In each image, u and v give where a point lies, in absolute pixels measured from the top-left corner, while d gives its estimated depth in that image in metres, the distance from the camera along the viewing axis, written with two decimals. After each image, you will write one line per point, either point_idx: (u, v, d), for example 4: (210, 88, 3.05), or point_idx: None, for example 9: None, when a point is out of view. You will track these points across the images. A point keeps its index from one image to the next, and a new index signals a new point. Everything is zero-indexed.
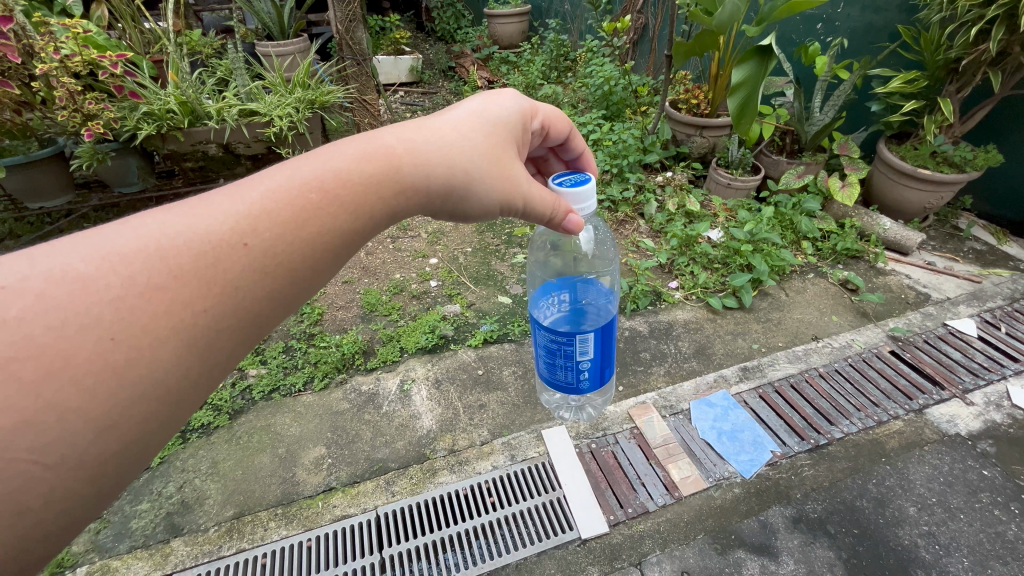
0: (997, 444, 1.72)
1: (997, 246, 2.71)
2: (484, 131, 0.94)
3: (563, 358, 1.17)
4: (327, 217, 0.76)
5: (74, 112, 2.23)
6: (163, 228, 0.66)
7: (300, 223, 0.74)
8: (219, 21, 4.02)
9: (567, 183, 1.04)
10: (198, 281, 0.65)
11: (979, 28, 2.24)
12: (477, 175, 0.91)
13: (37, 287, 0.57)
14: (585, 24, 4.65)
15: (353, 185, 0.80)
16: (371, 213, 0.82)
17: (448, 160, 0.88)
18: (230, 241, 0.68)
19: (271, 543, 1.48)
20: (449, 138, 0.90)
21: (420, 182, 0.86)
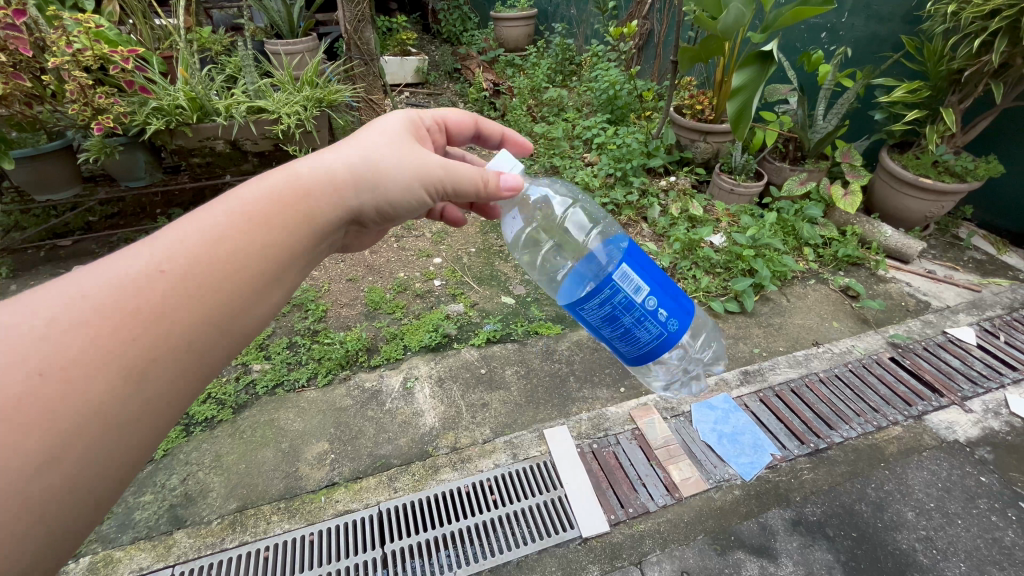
0: (995, 451, 1.73)
1: (997, 255, 2.73)
2: (376, 133, 0.99)
3: (631, 314, 1.07)
4: (247, 234, 0.77)
5: (84, 106, 2.25)
6: (60, 288, 0.64)
7: (213, 244, 0.74)
8: (228, 19, 4.05)
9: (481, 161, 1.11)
10: (128, 308, 0.64)
11: (982, 40, 2.26)
12: (396, 168, 0.96)
13: None
14: (591, 29, 4.69)
15: (269, 204, 0.81)
16: (296, 224, 0.83)
17: (364, 161, 0.93)
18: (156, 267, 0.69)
19: (274, 537, 1.49)
20: (354, 147, 0.94)
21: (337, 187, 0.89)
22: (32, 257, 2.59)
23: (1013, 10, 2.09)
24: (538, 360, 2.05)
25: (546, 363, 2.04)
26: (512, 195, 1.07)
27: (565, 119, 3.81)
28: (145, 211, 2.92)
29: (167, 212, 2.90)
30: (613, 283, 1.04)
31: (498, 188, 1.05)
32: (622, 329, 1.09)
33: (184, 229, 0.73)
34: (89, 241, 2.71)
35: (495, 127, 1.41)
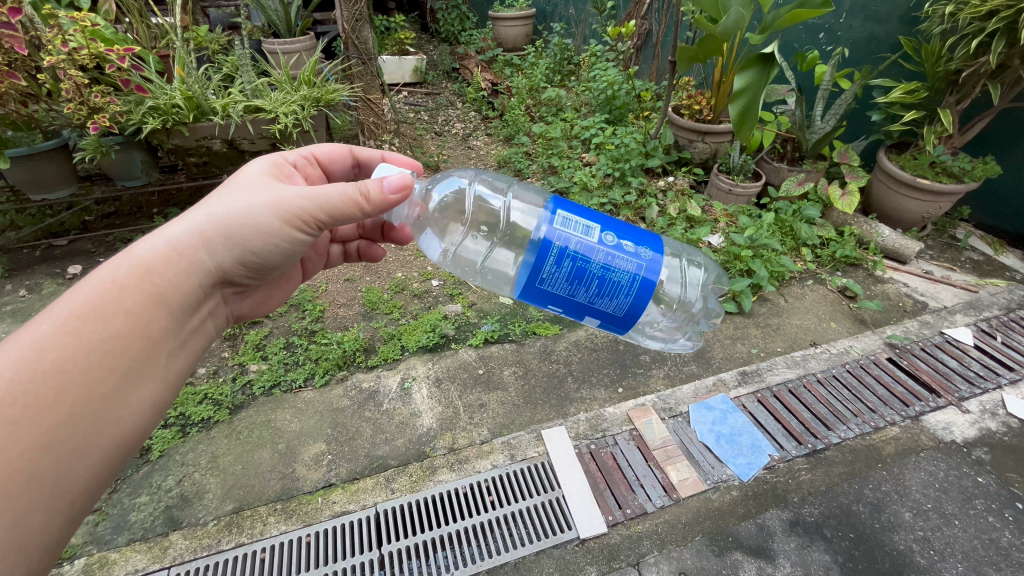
0: (992, 452, 1.74)
1: (993, 256, 2.74)
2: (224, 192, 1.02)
3: (593, 260, 1.07)
4: (85, 334, 0.82)
5: (80, 105, 2.23)
6: None
7: (42, 354, 0.78)
8: (225, 17, 4.03)
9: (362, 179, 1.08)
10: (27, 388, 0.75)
11: (980, 41, 2.27)
12: (244, 223, 0.98)
13: None
14: (589, 29, 4.69)
15: (109, 299, 0.85)
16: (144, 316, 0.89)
17: (227, 215, 0.97)
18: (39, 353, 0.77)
19: (270, 538, 1.48)
20: (195, 217, 0.97)
21: (178, 266, 0.94)
22: (27, 257, 2.58)
23: (1011, 11, 2.09)
24: (536, 361, 2.05)
25: (544, 364, 2.04)
26: (399, 196, 1.04)
27: (563, 119, 3.80)
28: (141, 211, 2.91)
29: (164, 211, 2.89)
30: (557, 233, 1.06)
31: (381, 192, 1.02)
32: (596, 280, 1.08)
33: (16, 345, 0.77)
34: (85, 241, 2.69)
35: (373, 153, 1.44)
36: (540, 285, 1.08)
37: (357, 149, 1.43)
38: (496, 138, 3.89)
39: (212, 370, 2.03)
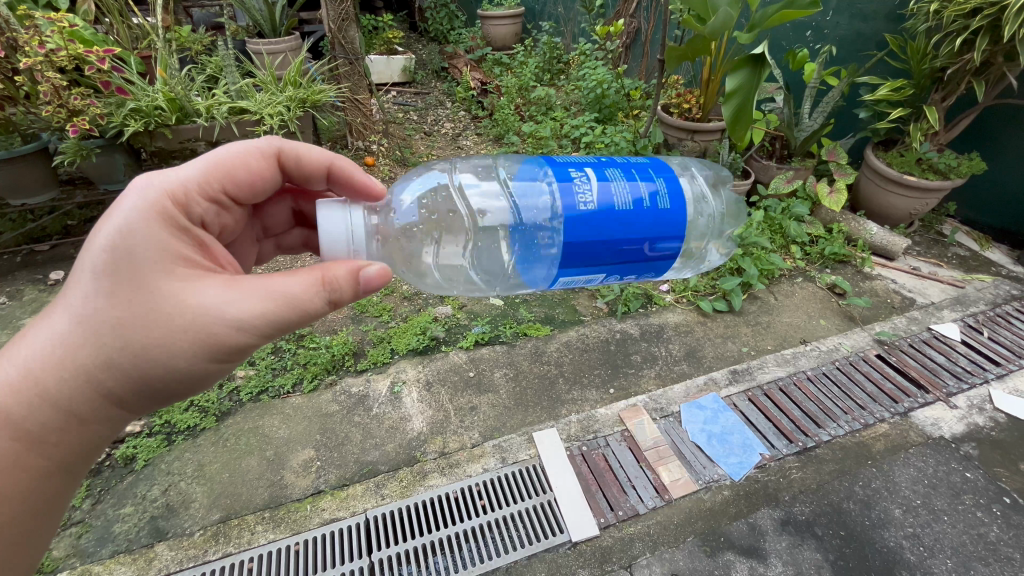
0: (979, 447, 1.75)
1: (980, 252, 2.76)
2: (101, 297, 0.82)
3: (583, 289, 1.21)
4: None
5: (59, 108, 2.18)
6: None
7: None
8: (209, 17, 3.98)
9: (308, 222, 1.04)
10: None
11: (964, 38, 2.28)
12: (150, 333, 0.82)
13: None
14: (578, 28, 4.68)
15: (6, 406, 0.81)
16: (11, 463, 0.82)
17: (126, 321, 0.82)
18: None
19: (258, 547, 1.46)
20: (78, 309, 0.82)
21: (67, 394, 0.83)
22: (7, 263, 2.52)
23: (994, 8, 2.11)
24: (527, 363, 2.04)
25: (535, 365, 2.03)
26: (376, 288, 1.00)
27: (553, 118, 3.79)
28: None
29: None
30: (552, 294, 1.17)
31: (352, 288, 0.97)
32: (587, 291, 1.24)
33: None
34: (67, 246, 2.65)
35: (319, 157, 1.16)
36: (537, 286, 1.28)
37: (290, 150, 1.13)
38: (486, 138, 3.88)
39: None
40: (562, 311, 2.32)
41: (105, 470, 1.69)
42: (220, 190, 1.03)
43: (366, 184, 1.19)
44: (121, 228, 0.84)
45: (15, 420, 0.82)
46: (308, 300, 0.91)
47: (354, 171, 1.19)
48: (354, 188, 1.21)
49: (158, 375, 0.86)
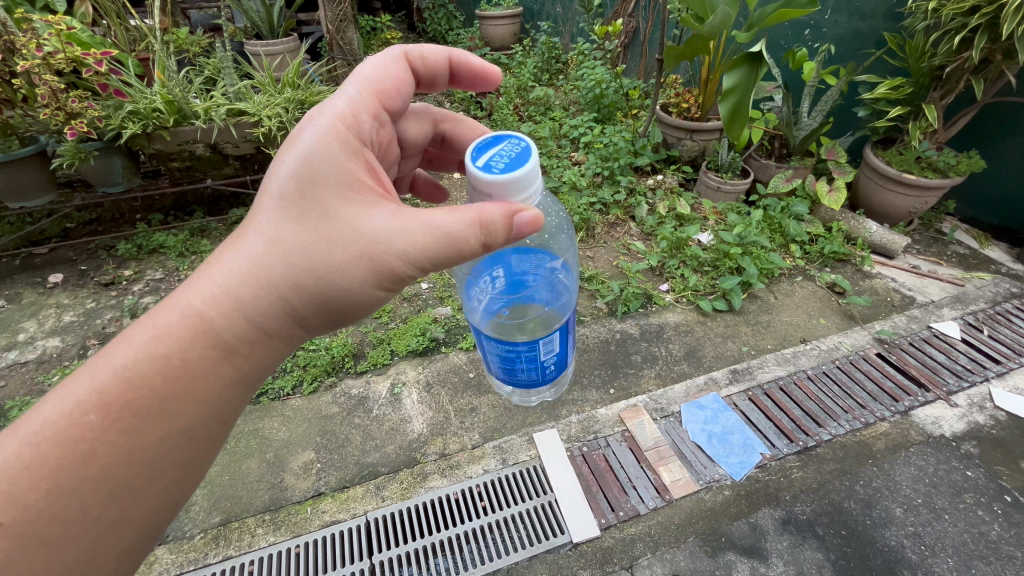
0: (980, 445, 1.75)
1: (980, 249, 2.76)
2: (290, 219, 0.81)
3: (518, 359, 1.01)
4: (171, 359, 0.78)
5: (57, 111, 2.18)
6: (57, 399, 0.73)
7: (90, 426, 0.72)
8: (207, 19, 3.97)
9: (498, 163, 0.79)
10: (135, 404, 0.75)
11: (963, 36, 2.28)
12: (327, 253, 0.81)
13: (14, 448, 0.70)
14: (576, 27, 4.68)
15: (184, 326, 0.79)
16: (201, 377, 0.79)
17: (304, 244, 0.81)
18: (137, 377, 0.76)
19: (259, 550, 1.46)
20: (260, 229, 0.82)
21: (240, 314, 0.81)
22: (7, 266, 2.52)
23: (992, 6, 2.11)
24: None
25: None
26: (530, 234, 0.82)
27: (552, 118, 3.79)
28: (123, 218, 2.86)
29: (147, 217, 2.83)
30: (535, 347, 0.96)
31: (509, 229, 0.79)
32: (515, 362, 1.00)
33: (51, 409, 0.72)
34: (66, 249, 2.64)
35: (438, 51, 1.07)
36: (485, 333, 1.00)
37: (414, 52, 1.05)
38: None
39: None
40: None
41: None
42: (379, 109, 0.98)
43: (483, 66, 1.13)
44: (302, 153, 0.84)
45: (215, 333, 0.80)
46: (467, 241, 0.80)
47: (471, 56, 1.12)
48: (472, 74, 1.15)
49: (332, 300, 0.84)
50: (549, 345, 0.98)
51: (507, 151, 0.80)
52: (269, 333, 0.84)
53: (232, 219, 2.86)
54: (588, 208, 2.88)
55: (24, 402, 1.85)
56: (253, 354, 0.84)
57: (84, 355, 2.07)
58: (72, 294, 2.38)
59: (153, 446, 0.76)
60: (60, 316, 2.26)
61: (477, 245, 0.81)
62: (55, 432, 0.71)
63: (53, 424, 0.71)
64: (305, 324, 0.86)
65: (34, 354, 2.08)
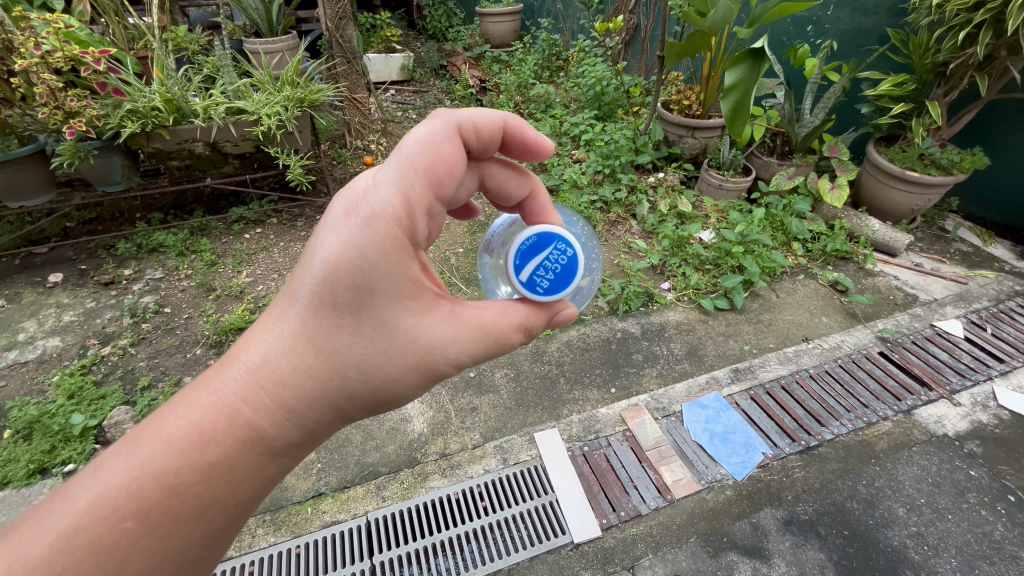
0: (984, 444, 1.74)
1: (983, 247, 2.75)
2: (344, 328, 0.79)
3: None
4: (206, 459, 0.75)
5: (55, 110, 2.17)
6: (88, 496, 0.70)
7: (121, 534, 0.69)
8: (206, 17, 3.96)
9: (544, 283, 0.95)
10: (169, 507, 0.72)
11: (967, 32, 2.26)
12: (379, 364, 0.82)
13: (42, 553, 0.66)
14: (577, 24, 4.66)
15: (223, 426, 0.77)
16: (239, 481, 0.77)
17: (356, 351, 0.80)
18: (169, 480, 0.73)
19: (259, 551, 1.46)
20: (308, 329, 0.80)
21: (287, 421, 0.79)
22: (7, 265, 2.52)
23: (997, 2, 2.08)
24: (528, 363, 2.02)
25: (536, 365, 2.01)
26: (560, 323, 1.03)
27: (552, 116, 3.78)
28: (123, 217, 2.85)
29: (146, 216, 2.82)
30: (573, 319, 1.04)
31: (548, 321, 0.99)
32: None
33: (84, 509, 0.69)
34: (66, 248, 2.64)
35: (494, 118, 0.94)
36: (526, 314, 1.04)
37: (468, 121, 0.89)
38: None
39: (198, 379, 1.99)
40: None
41: None
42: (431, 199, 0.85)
43: (537, 139, 1.02)
44: (350, 255, 0.77)
45: (259, 439, 0.78)
46: (512, 342, 0.92)
47: (529, 129, 1.00)
48: (523, 149, 1.04)
49: (379, 400, 0.85)
50: None
51: (553, 263, 0.94)
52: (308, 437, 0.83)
53: (232, 219, 2.86)
54: (589, 207, 2.87)
55: (24, 401, 1.85)
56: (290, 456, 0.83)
57: (84, 355, 2.07)
58: (72, 293, 2.37)
59: (189, 545, 0.74)
60: (60, 316, 2.26)
61: (516, 343, 0.95)
62: (87, 538, 0.68)
63: (85, 529, 0.68)
64: (343, 424, 0.86)
65: (34, 354, 2.07)
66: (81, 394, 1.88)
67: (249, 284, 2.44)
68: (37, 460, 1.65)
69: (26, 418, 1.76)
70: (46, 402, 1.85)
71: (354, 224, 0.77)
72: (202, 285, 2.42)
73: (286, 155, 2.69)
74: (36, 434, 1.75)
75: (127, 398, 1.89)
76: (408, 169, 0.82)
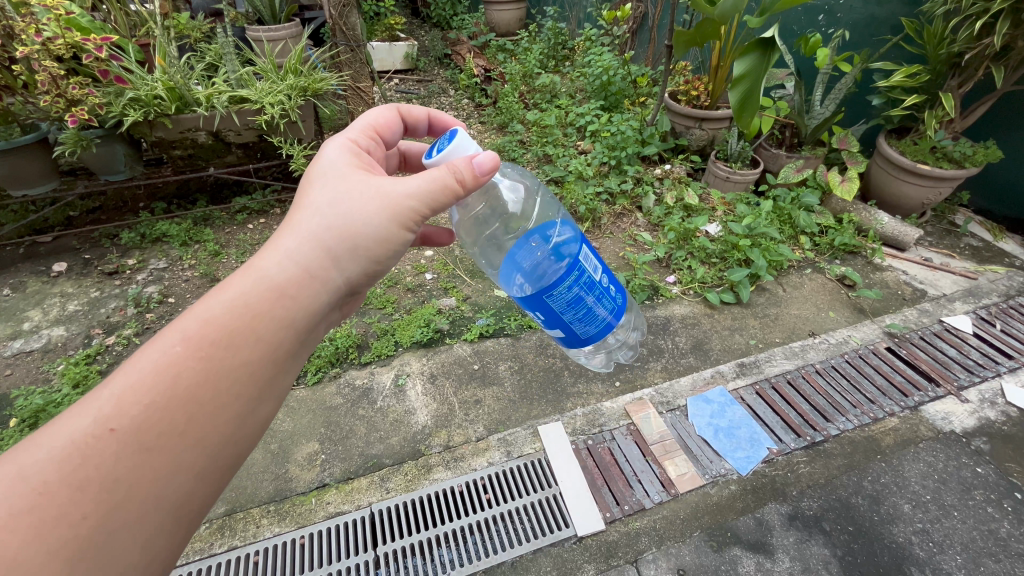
0: (991, 441, 1.73)
1: (993, 242, 2.72)
2: (344, 202, 0.85)
3: (590, 289, 1.03)
4: (238, 328, 0.73)
5: (57, 98, 2.16)
6: (120, 383, 0.65)
7: (173, 380, 0.67)
8: (208, 4, 3.91)
9: (439, 147, 0.93)
10: (208, 379, 0.70)
11: (983, 22, 2.21)
12: (373, 229, 0.86)
13: (81, 438, 0.61)
14: (583, 13, 4.59)
15: (252, 297, 0.76)
16: (268, 327, 0.76)
17: (361, 219, 0.85)
18: (205, 351, 0.70)
19: (264, 541, 1.46)
20: (314, 214, 0.84)
21: (309, 286, 0.81)
22: (10, 255, 2.52)
23: None
24: (531, 356, 2.02)
25: (540, 358, 2.01)
26: (490, 177, 0.92)
27: (558, 106, 3.74)
28: (126, 206, 2.84)
29: (149, 206, 2.81)
30: (580, 264, 0.99)
31: (473, 173, 0.90)
32: (587, 307, 1.03)
33: (139, 366, 0.67)
34: (70, 238, 2.64)
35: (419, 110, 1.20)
36: (545, 297, 0.98)
37: (402, 108, 1.17)
38: (490, 126, 3.83)
39: None
40: None
41: None
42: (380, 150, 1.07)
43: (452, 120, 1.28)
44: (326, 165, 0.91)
45: (286, 304, 0.78)
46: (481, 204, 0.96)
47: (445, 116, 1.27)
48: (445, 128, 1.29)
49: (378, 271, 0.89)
50: (588, 259, 1.03)
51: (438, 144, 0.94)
52: (324, 287, 0.83)
53: (235, 208, 2.85)
54: (594, 198, 2.85)
55: (30, 391, 1.86)
56: (309, 307, 0.81)
57: (88, 345, 2.07)
58: (77, 283, 2.38)
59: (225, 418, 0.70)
60: (65, 305, 2.26)
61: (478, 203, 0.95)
62: (125, 417, 0.64)
63: (121, 408, 0.64)
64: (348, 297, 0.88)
65: (39, 343, 2.08)
66: (86, 383, 1.88)
67: None
68: None
69: (32, 408, 1.76)
70: (52, 391, 1.85)
71: (330, 143, 0.96)
72: (206, 276, 2.42)
73: (290, 145, 2.67)
74: (42, 423, 1.75)
75: None
76: (365, 129, 1.06)
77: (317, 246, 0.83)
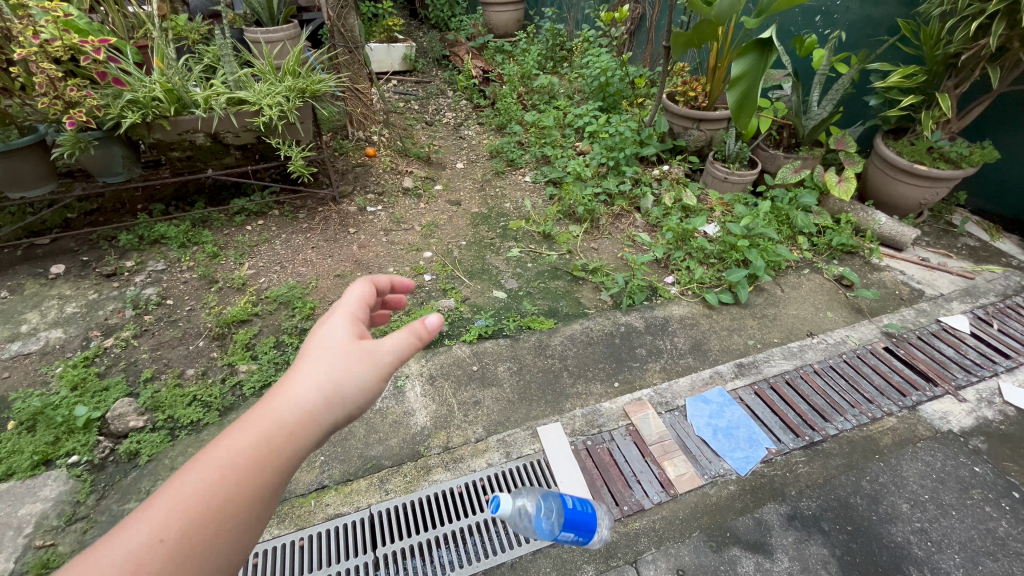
0: (989, 441, 1.73)
1: (990, 242, 2.73)
2: (339, 354, 0.86)
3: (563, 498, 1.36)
4: (244, 481, 0.72)
5: (55, 100, 2.15)
6: (128, 538, 0.63)
7: (182, 532, 0.66)
8: (206, 6, 3.90)
9: None
10: (213, 535, 0.68)
11: (979, 23, 2.21)
12: (364, 387, 0.87)
13: None
14: (581, 14, 4.59)
15: (257, 449, 0.75)
16: (270, 475, 0.75)
17: (355, 376, 0.86)
18: (213, 504, 0.69)
19: (263, 543, 1.46)
20: (312, 367, 0.84)
21: (311, 438, 0.80)
22: (8, 257, 2.51)
23: None
24: (530, 357, 2.02)
25: (539, 359, 2.01)
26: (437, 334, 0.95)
27: (556, 107, 3.74)
28: (124, 208, 2.84)
29: (148, 208, 2.81)
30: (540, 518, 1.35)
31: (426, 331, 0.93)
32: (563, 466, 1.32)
33: (144, 520, 0.65)
34: (67, 240, 2.63)
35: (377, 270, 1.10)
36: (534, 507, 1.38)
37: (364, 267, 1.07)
38: (488, 128, 3.83)
39: (200, 371, 1.98)
40: (565, 304, 2.29)
41: (110, 464, 1.68)
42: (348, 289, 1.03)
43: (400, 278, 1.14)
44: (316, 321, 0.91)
45: (287, 456, 0.77)
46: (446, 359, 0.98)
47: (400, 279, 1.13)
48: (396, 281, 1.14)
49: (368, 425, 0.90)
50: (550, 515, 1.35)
51: None
52: (324, 433, 0.82)
53: (234, 210, 2.84)
54: (593, 199, 2.85)
55: (28, 393, 1.85)
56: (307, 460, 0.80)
57: (86, 347, 2.07)
58: (75, 285, 2.37)
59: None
60: (63, 307, 2.26)
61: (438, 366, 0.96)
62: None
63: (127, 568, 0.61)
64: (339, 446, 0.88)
65: (37, 346, 2.07)
66: (84, 386, 1.88)
67: (251, 277, 2.43)
68: (41, 451, 1.65)
69: (30, 410, 1.76)
70: (50, 393, 1.85)
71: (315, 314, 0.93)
72: (204, 277, 2.42)
73: (288, 146, 2.67)
74: (40, 426, 1.75)
75: (131, 390, 1.89)
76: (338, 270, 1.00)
77: (314, 399, 0.82)
